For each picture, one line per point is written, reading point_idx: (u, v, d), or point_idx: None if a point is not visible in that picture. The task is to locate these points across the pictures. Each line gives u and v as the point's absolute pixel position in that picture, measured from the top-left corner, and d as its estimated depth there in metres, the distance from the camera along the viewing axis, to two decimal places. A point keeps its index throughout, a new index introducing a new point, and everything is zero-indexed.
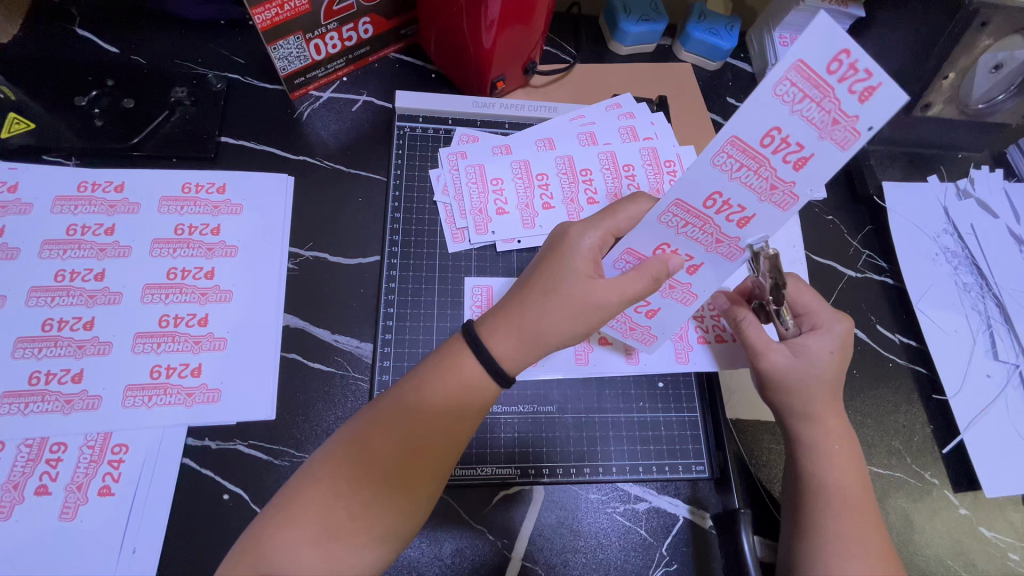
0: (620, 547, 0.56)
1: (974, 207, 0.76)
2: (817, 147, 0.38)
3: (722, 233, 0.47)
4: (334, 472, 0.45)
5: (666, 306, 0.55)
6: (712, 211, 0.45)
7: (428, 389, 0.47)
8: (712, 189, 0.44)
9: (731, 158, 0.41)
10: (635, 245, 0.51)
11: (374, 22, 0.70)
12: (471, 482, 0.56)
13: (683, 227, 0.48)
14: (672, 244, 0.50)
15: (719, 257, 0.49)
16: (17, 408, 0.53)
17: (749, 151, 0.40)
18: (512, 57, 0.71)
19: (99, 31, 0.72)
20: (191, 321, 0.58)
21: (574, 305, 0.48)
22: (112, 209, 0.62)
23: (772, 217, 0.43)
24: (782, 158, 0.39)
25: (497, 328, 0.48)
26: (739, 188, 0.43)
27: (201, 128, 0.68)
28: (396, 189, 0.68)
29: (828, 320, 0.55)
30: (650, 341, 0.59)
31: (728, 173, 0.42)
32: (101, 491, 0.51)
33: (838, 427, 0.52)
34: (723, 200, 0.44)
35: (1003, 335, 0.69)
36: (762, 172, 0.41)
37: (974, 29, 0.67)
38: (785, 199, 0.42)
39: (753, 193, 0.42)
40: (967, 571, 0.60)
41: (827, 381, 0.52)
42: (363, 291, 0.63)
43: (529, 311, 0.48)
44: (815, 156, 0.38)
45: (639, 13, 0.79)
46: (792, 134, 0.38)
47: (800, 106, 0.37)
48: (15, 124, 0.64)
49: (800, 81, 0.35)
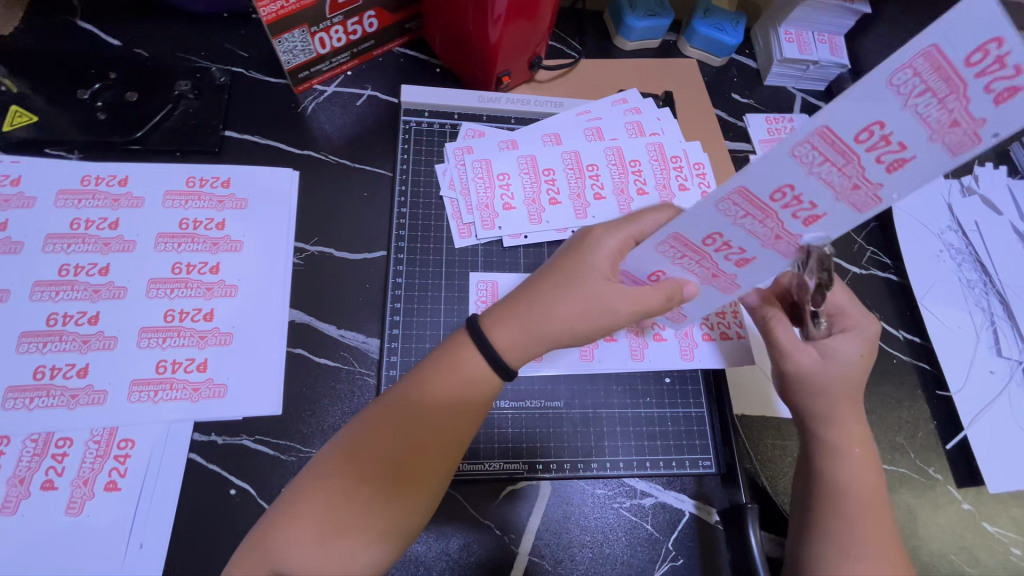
0: (626, 543, 0.56)
1: (978, 203, 0.76)
2: (922, 149, 0.33)
3: (783, 230, 0.42)
4: (338, 467, 0.45)
5: (705, 293, 0.52)
6: (778, 205, 0.40)
7: (432, 382, 0.47)
8: (784, 181, 0.39)
9: (816, 149, 0.36)
10: (682, 230, 0.46)
11: (379, 16, 0.70)
12: (478, 477, 0.56)
13: (741, 218, 0.42)
14: (725, 235, 0.45)
15: (774, 254, 0.44)
16: (22, 403, 0.53)
17: (840, 145, 0.35)
18: (517, 52, 0.70)
19: (101, 24, 0.72)
20: (196, 316, 0.58)
21: (589, 310, 0.48)
22: (116, 203, 0.61)
23: (843, 219, 0.39)
24: (877, 157, 0.34)
25: (502, 320, 0.48)
26: (813, 182, 0.38)
27: (205, 122, 0.67)
28: (402, 184, 0.68)
29: (860, 322, 0.54)
30: (680, 319, 0.58)
31: (807, 167, 0.37)
32: (107, 486, 0.51)
33: (857, 426, 0.52)
34: (793, 194, 0.39)
35: (1006, 332, 0.70)
36: (848, 170, 0.36)
37: None
38: (865, 202, 0.37)
39: (831, 189, 0.37)
40: (971, 566, 0.60)
41: (848, 380, 0.52)
42: (369, 286, 0.63)
43: (534, 306, 0.48)
44: (916, 159, 0.34)
45: (645, 8, 0.78)
46: (895, 132, 0.33)
47: (917, 100, 0.32)
48: (17, 117, 0.64)
49: (928, 70, 0.31)
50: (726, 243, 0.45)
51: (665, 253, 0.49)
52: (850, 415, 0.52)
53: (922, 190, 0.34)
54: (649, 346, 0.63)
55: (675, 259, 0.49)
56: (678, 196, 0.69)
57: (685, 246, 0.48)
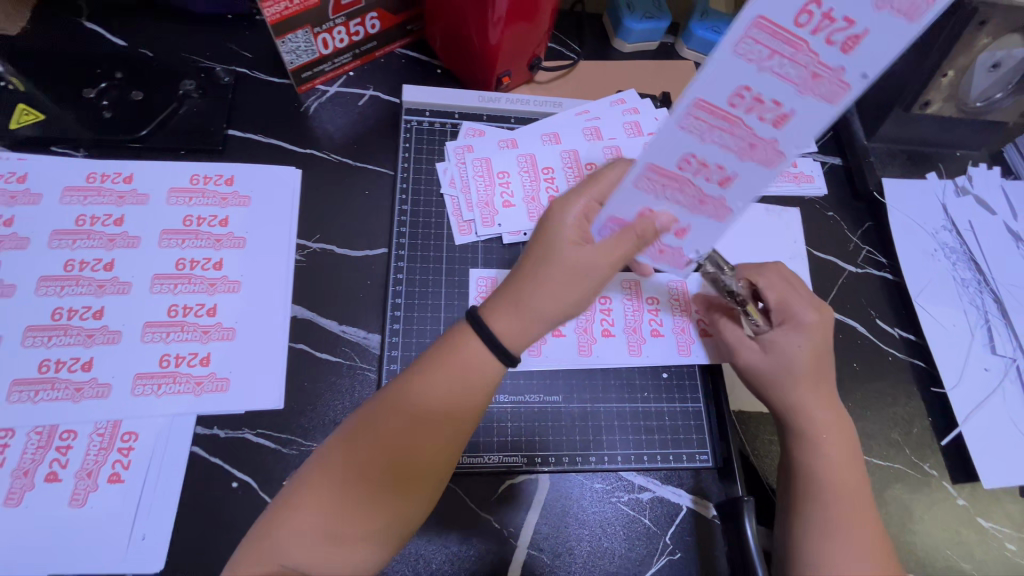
0: (624, 536, 0.56)
1: (972, 203, 0.77)
2: (870, 19, 0.34)
3: (756, 135, 0.42)
4: (341, 466, 0.45)
5: (696, 224, 0.51)
6: (740, 111, 0.41)
7: (429, 382, 0.46)
8: (738, 84, 0.39)
9: (758, 43, 0.37)
10: (656, 159, 0.46)
11: (381, 18, 0.71)
12: (479, 470, 0.57)
13: (708, 132, 0.43)
14: (697, 155, 0.45)
15: (755, 163, 0.44)
16: (27, 396, 0.53)
17: (783, 34, 0.36)
18: (518, 53, 0.72)
19: (108, 25, 0.73)
20: (200, 311, 0.59)
21: (573, 270, 0.47)
22: (121, 200, 0.62)
23: (815, 113, 0.39)
24: (827, 37, 0.35)
25: (506, 310, 0.47)
26: (770, 80, 0.38)
27: (209, 121, 0.68)
28: (404, 182, 0.69)
29: (798, 312, 0.56)
30: (681, 263, 0.55)
31: (757, 64, 0.38)
32: (110, 478, 0.52)
33: (826, 411, 0.53)
34: (752, 96, 0.39)
35: (1001, 329, 0.70)
36: (799, 57, 0.37)
37: (972, 29, 0.66)
38: (832, 89, 0.38)
39: (791, 85, 0.38)
40: (965, 561, 0.61)
41: (804, 371, 0.54)
42: (369, 283, 0.64)
43: (525, 290, 0.47)
44: (868, 32, 0.35)
45: (643, 10, 0.79)
46: (835, 8, 0.34)
47: None
48: (25, 115, 0.65)
49: None
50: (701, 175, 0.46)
51: (644, 188, 0.49)
52: (815, 402, 0.54)
53: (886, 61, 0.35)
54: (646, 342, 0.64)
55: (655, 194, 0.49)
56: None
57: (662, 176, 0.47)
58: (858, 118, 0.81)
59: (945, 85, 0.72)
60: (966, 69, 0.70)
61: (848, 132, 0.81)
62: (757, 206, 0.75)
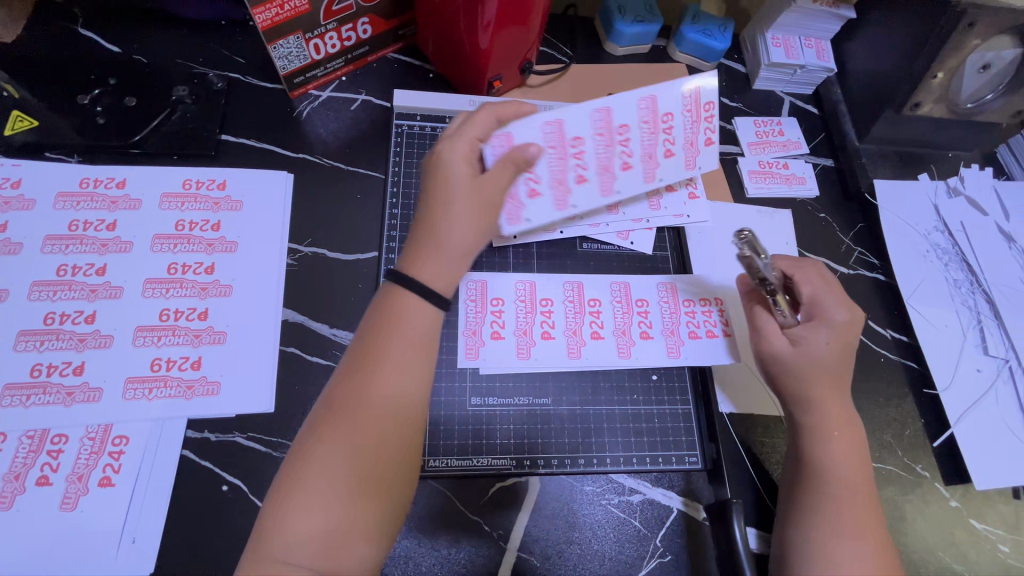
0: (614, 539, 0.56)
1: (964, 204, 0.77)
2: (677, 152, 0.63)
3: (608, 166, 0.61)
4: (323, 472, 0.43)
5: (546, 195, 0.59)
6: (614, 138, 0.60)
7: (382, 360, 0.46)
8: (625, 121, 0.60)
9: (647, 111, 0.60)
10: (566, 121, 0.57)
11: (373, 23, 0.71)
12: (467, 473, 0.57)
13: (598, 132, 0.59)
14: (583, 144, 0.59)
15: (597, 187, 0.61)
16: (19, 400, 0.53)
17: (658, 117, 0.61)
18: (509, 57, 0.72)
19: (102, 32, 0.73)
20: (191, 315, 0.59)
21: (478, 200, 0.52)
22: (113, 205, 0.63)
23: (636, 180, 0.62)
24: (662, 145, 0.62)
25: (426, 251, 0.50)
26: (636, 137, 0.61)
27: (202, 126, 0.69)
28: (394, 185, 0.69)
29: (830, 309, 0.57)
30: (514, 222, 0.59)
31: (640, 117, 0.60)
32: (101, 481, 0.52)
33: (839, 410, 0.54)
34: (625, 136, 0.60)
35: (993, 330, 0.70)
36: (658, 140, 0.61)
37: (961, 30, 0.67)
38: (650, 172, 0.62)
39: (642, 150, 0.61)
40: (958, 563, 0.61)
41: (828, 368, 0.55)
42: (360, 287, 0.64)
43: (436, 226, 0.50)
44: (672, 156, 0.63)
45: (634, 14, 0.80)
46: (670, 126, 0.61)
47: (683, 113, 0.61)
48: (18, 122, 0.65)
49: (691, 103, 0.61)
50: (627, 137, 0.60)
51: (546, 135, 0.57)
52: (832, 398, 0.54)
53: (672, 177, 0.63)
54: (636, 344, 0.64)
55: (547, 146, 0.57)
56: (664, 193, 0.71)
57: (558, 138, 0.57)
58: (849, 118, 0.81)
59: (935, 86, 0.72)
60: (955, 71, 0.71)
61: (840, 133, 0.81)
62: (749, 206, 0.75)
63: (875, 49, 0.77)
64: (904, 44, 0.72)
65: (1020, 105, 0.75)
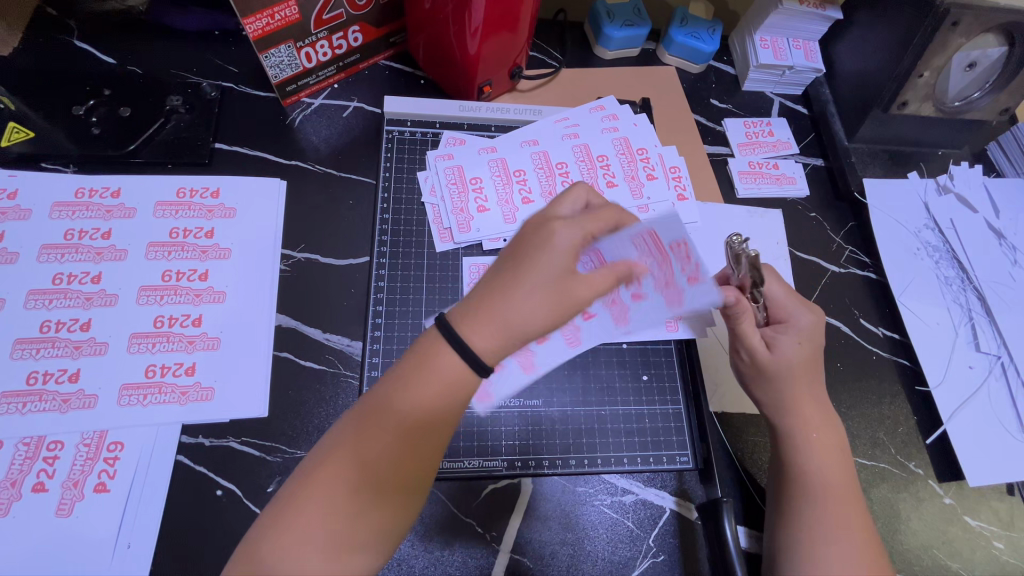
0: (608, 540, 0.56)
1: (954, 202, 0.78)
2: (622, 184, 0.71)
3: (553, 189, 0.70)
4: (332, 479, 0.43)
5: (494, 211, 0.68)
6: (557, 173, 0.71)
7: (417, 392, 0.44)
8: (563, 160, 0.71)
9: (581, 152, 0.72)
10: (506, 158, 0.71)
11: (364, 31, 0.72)
12: (457, 475, 0.57)
13: (540, 168, 0.71)
14: (526, 174, 0.70)
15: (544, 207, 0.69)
16: (15, 407, 0.54)
17: (592, 158, 0.72)
18: (499, 62, 0.73)
19: (97, 44, 0.74)
20: (185, 322, 0.60)
21: (557, 297, 0.44)
22: (109, 214, 0.64)
23: None
24: (604, 175, 0.71)
25: (479, 322, 0.43)
26: (576, 170, 0.71)
27: (196, 135, 0.70)
28: (385, 191, 0.70)
29: (795, 316, 0.56)
30: (466, 227, 0.67)
31: (577, 158, 0.72)
32: (96, 488, 0.52)
33: (819, 414, 0.54)
34: (565, 172, 0.71)
35: (985, 327, 0.70)
36: (597, 172, 0.71)
37: (945, 30, 0.67)
38: None
39: (584, 178, 0.71)
40: (953, 560, 0.60)
41: (800, 370, 0.55)
42: (353, 292, 0.65)
43: (512, 316, 0.43)
44: (618, 186, 0.70)
45: (623, 18, 0.81)
46: (610, 165, 0.72)
47: (620, 155, 0.72)
48: (15, 133, 0.66)
49: (622, 146, 0.73)
50: (566, 171, 0.71)
51: (493, 167, 0.70)
52: (810, 400, 0.54)
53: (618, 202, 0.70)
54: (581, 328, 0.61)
55: (495, 173, 0.70)
56: (647, 186, 0.71)
57: (502, 170, 0.70)
58: (838, 118, 0.82)
59: (921, 85, 0.73)
60: (941, 69, 0.72)
61: (829, 132, 0.81)
62: (739, 206, 0.76)
63: (864, 50, 0.77)
64: (890, 43, 0.73)
65: (1006, 104, 0.76)
